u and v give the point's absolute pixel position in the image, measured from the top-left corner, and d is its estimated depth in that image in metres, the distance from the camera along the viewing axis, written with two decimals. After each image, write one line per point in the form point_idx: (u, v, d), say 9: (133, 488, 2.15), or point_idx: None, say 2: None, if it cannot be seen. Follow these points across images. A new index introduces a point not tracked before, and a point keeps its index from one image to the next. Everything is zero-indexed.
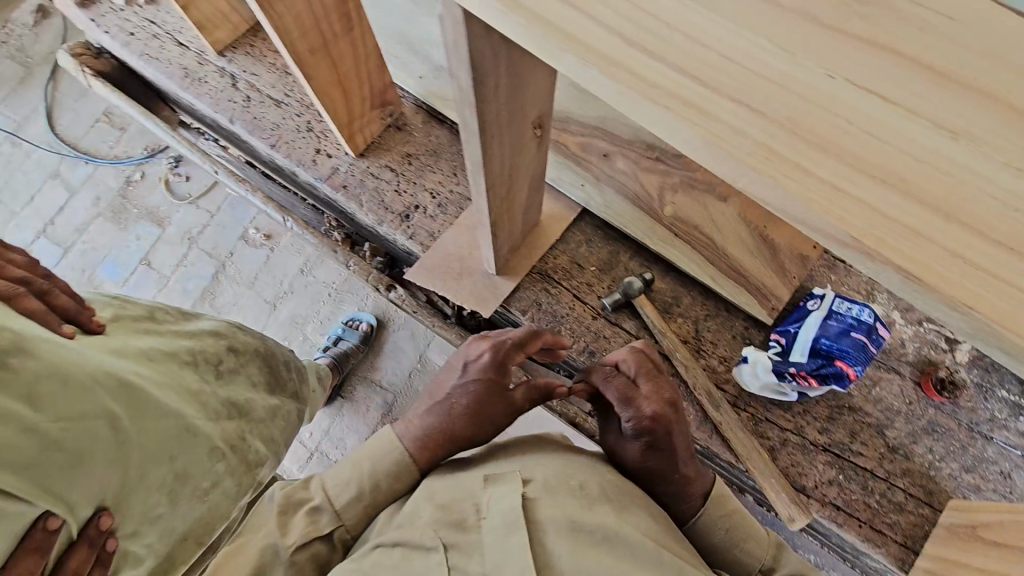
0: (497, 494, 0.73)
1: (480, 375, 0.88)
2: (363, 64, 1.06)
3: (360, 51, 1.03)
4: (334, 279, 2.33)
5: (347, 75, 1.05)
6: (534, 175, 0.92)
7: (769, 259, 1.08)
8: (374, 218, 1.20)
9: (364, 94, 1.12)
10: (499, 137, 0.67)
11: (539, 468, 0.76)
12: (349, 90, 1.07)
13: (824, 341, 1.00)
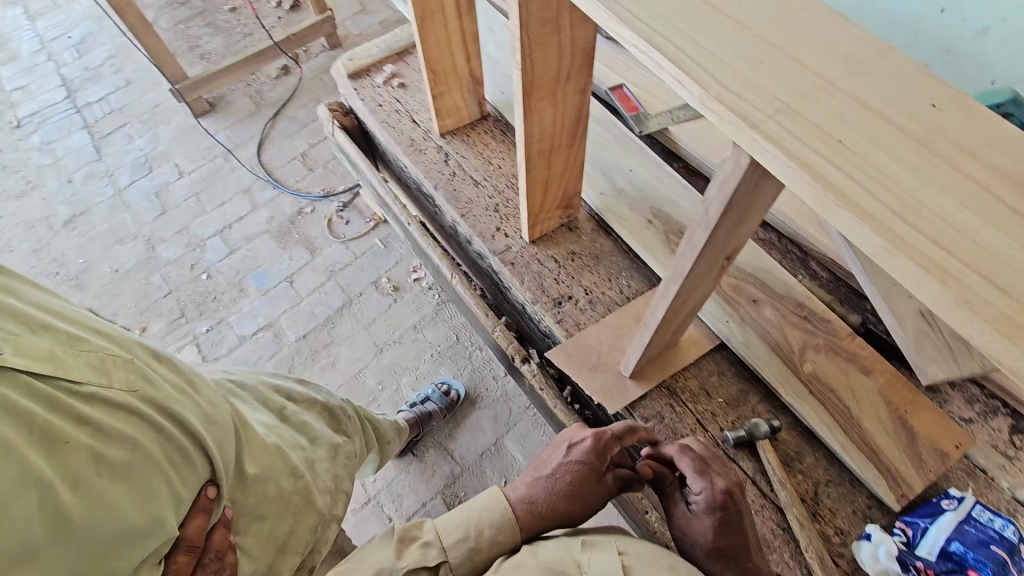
0: (596, 556, 0.86)
1: (580, 460, 1.02)
2: (567, 174, 1.25)
3: (571, 161, 1.22)
4: (440, 343, 2.49)
5: (553, 179, 1.23)
6: (701, 301, 1.01)
7: (906, 444, 1.08)
8: (530, 297, 1.33)
9: (558, 196, 1.30)
10: (704, 259, 0.78)
11: (630, 544, 0.89)
12: (548, 191, 1.25)
13: (958, 545, 0.96)
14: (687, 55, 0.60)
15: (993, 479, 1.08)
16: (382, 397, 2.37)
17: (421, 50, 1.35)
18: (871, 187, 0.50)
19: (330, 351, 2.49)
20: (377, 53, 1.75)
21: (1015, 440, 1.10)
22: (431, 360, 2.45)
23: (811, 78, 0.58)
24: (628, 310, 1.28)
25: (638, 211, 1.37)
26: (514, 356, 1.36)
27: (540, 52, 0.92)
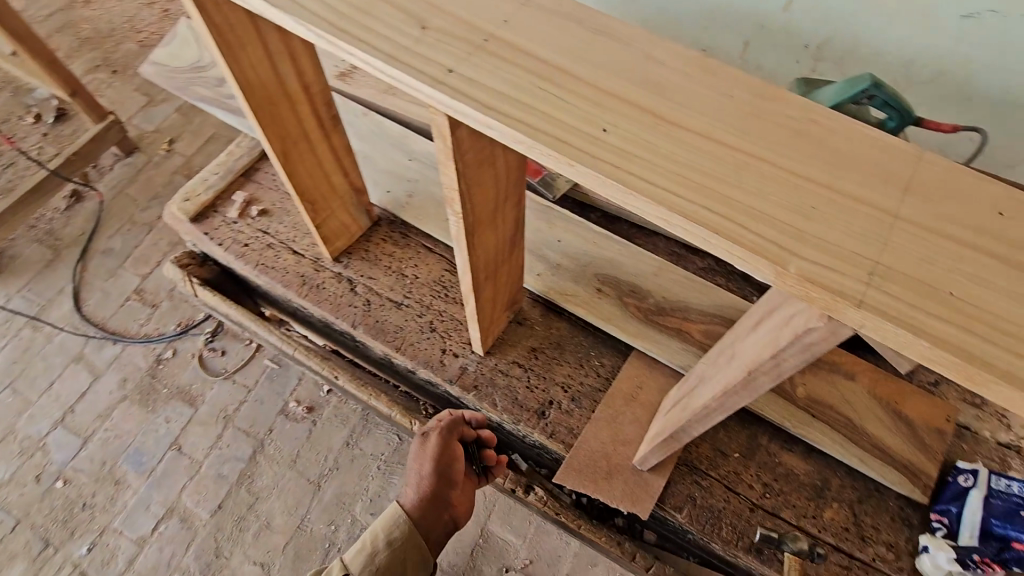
0: None
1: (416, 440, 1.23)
2: (509, 281, 1.11)
3: (512, 267, 1.08)
4: (383, 450, 2.22)
5: (498, 293, 1.08)
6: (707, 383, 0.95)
7: (910, 435, 1.12)
8: (510, 417, 1.19)
9: (505, 301, 1.16)
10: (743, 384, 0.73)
11: None
12: (496, 305, 1.11)
13: (994, 522, 0.99)
14: (732, 220, 0.50)
15: (978, 433, 1.17)
16: (340, 538, 2.09)
17: (289, 183, 1.13)
18: (1014, 349, 0.44)
19: (259, 512, 2.12)
20: (216, 181, 1.44)
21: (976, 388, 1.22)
22: (380, 473, 2.18)
23: (876, 217, 0.50)
24: (613, 395, 1.19)
25: (584, 283, 1.28)
26: (515, 487, 1.21)
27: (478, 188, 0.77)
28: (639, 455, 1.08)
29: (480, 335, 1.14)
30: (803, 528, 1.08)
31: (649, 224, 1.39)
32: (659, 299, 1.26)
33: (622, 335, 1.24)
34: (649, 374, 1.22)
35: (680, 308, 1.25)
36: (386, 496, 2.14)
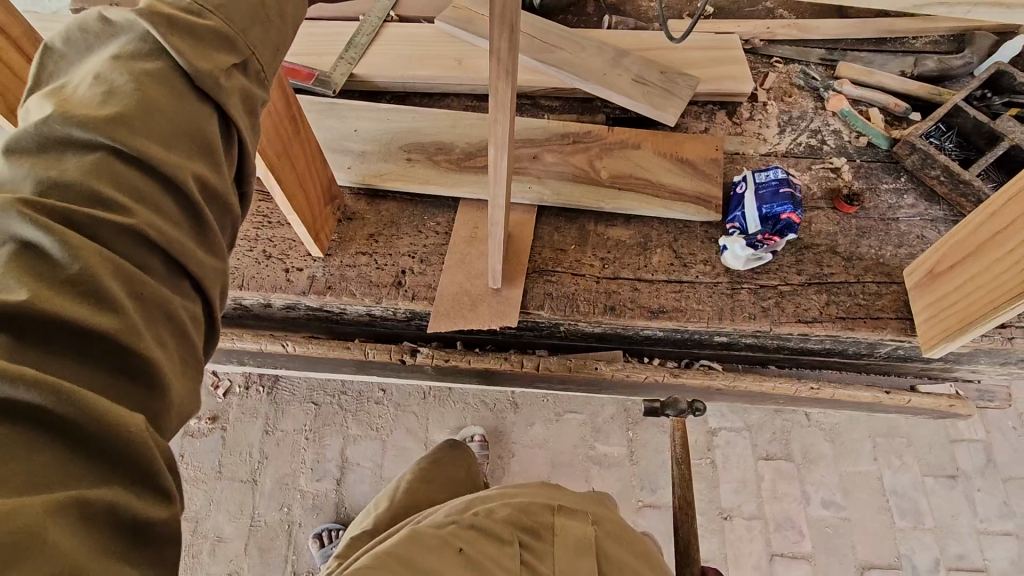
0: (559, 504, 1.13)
1: None
2: (310, 163, 1.13)
3: (307, 144, 1.10)
4: (305, 421, 2.22)
5: (303, 176, 1.10)
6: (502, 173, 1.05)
7: (694, 173, 1.33)
8: (371, 299, 1.24)
9: (320, 188, 1.19)
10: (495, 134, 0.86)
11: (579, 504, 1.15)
12: (308, 191, 1.13)
13: (766, 207, 1.24)
14: None
15: (745, 155, 1.41)
16: (297, 513, 2.12)
17: None
18: None
19: (205, 531, 2.08)
20: None
21: (735, 121, 1.45)
22: (311, 441, 2.20)
23: None
24: (456, 243, 1.29)
25: (393, 159, 1.33)
26: (404, 357, 1.29)
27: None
28: (493, 276, 1.19)
29: (307, 229, 1.16)
30: (640, 278, 1.27)
31: (434, 89, 1.46)
32: (464, 147, 1.34)
33: (444, 189, 1.31)
34: (480, 214, 1.32)
35: (485, 147, 1.34)
36: (326, 457, 2.18)
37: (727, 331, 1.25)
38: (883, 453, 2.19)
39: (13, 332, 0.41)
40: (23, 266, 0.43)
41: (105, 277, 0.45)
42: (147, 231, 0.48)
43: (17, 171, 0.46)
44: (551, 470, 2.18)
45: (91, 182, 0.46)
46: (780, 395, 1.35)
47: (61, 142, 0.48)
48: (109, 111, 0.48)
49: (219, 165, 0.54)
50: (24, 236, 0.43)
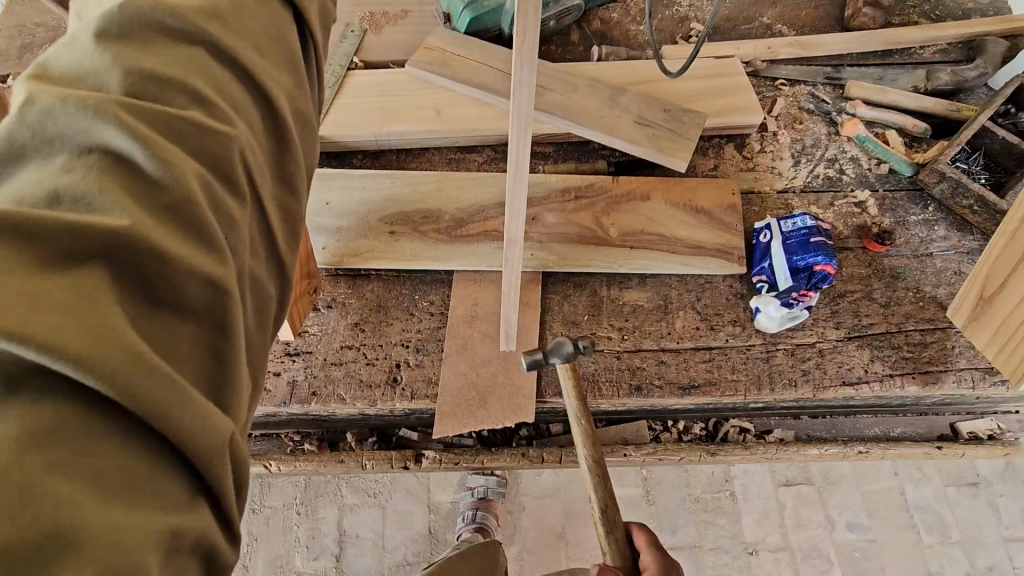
0: None
1: None
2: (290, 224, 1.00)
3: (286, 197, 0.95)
4: (293, 496, 2.02)
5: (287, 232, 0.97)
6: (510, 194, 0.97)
7: (711, 223, 1.20)
8: (364, 402, 1.08)
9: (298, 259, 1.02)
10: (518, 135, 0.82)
11: None
12: None
13: (797, 259, 1.12)
14: None
15: (761, 192, 1.29)
16: None
17: None
18: None
19: None
20: None
21: (745, 155, 1.33)
22: (303, 516, 2.00)
23: None
24: (454, 325, 1.13)
25: (374, 233, 1.17)
26: (407, 463, 1.15)
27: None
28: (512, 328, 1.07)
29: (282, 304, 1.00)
30: (665, 348, 1.13)
31: (412, 143, 1.29)
32: (454, 213, 1.19)
33: (434, 264, 1.15)
34: (478, 288, 1.17)
35: (478, 211, 1.19)
36: (321, 533, 1.98)
37: (766, 400, 1.13)
38: (903, 468, 2.08)
39: (105, 249, 0.37)
40: (113, 176, 0.39)
41: (193, 184, 0.41)
42: (241, 151, 0.45)
43: (99, 59, 0.42)
44: (565, 521, 2.01)
45: (192, 84, 0.44)
46: (820, 457, 1.24)
47: (147, 32, 0.44)
48: (201, 8, 0.47)
49: (299, 80, 0.54)
50: (112, 145, 0.39)
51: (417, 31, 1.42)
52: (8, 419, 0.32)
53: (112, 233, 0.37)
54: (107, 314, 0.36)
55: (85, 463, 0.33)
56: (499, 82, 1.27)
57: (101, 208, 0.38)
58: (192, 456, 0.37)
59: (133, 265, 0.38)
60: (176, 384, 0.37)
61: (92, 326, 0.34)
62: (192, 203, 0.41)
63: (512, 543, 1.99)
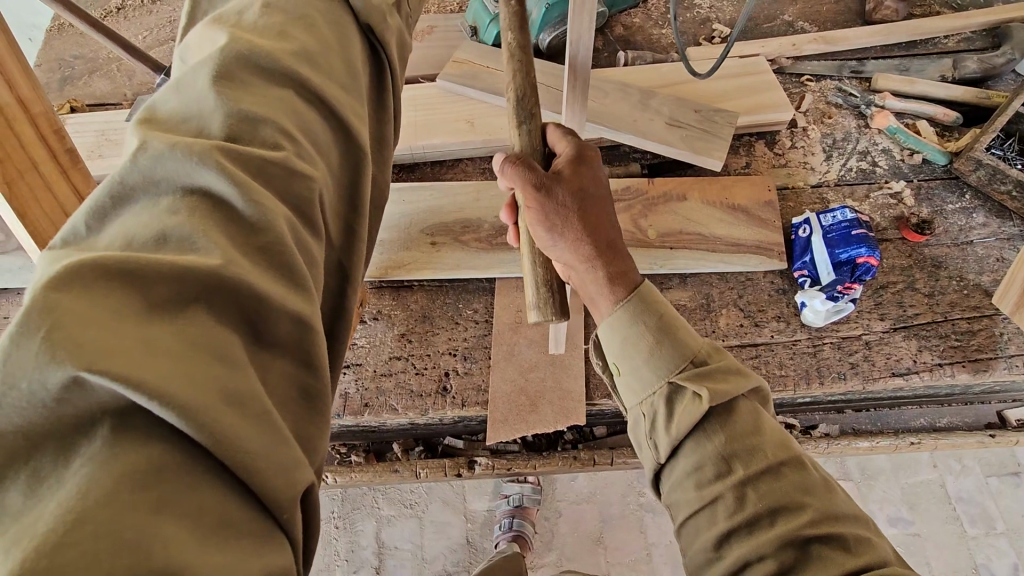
0: (668, 414, 0.67)
1: None
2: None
3: None
4: (332, 509, 2.03)
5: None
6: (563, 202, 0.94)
7: (749, 221, 1.21)
8: (416, 412, 1.09)
9: None
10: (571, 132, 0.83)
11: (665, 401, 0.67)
12: None
13: (839, 251, 1.12)
14: None
15: (795, 187, 1.29)
16: None
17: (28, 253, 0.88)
18: None
19: None
20: None
21: (776, 152, 1.33)
22: (342, 529, 2.00)
23: None
24: (499, 333, 1.14)
25: (416, 245, 1.19)
26: (458, 471, 1.16)
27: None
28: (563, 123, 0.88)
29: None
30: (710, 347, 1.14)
31: (446, 155, 1.31)
32: (493, 222, 1.21)
33: (477, 273, 1.17)
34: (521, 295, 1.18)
35: None
36: (360, 545, 1.98)
37: (815, 394, 1.13)
38: (942, 459, 2.05)
39: (203, 300, 0.36)
40: (214, 222, 0.37)
41: (284, 235, 0.40)
42: (323, 191, 0.44)
43: (206, 99, 0.40)
44: (603, 525, 2.00)
45: (286, 124, 0.42)
46: (869, 450, 1.24)
47: (248, 70, 0.42)
48: (292, 49, 0.45)
49: (381, 110, 0.53)
50: (213, 189, 0.38)
51: (445, 45, 1.45)
52: (115, 459, 0.30)
53: (211, 274, 0.35)
54: (208, 362, 0.35)
55: (190, 503, 0.32)
56: None
57: (197, 248, 0.36)
58: (276, 505, 0.37)
59: (226, 307, 0.37)
60: (270, 430, 0.37)
61: (198, 372, 0.34)
62: (285, 245, 0.40)
63: (552, 550, 1.98)
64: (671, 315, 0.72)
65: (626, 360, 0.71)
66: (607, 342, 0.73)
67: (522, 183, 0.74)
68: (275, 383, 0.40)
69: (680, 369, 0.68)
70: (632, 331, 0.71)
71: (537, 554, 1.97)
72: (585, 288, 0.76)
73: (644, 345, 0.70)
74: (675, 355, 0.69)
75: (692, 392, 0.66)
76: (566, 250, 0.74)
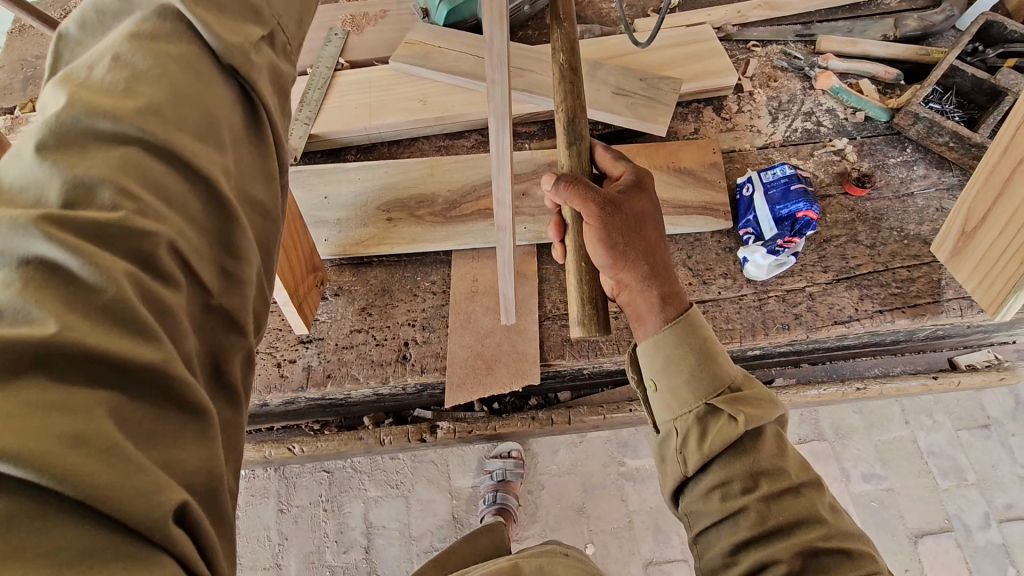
0: (691, 415, 0.72)
1: None
2: (291, 228, 1.03)
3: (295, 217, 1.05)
4: (319, 494, 2.05)
5: (289, 240, 1.02)
6: (504, 186, 0.93)
7: (696, 183, 1.25)
8: (378, 380, 1.13)
9: (302, 259, 1.08)
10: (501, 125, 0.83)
11: (684, 401, 0.73)
12: (294, 264, 1.05)
13: (779, 207, 1.16)
14: None
15: (740, 150, 1.33)
16: None
17: None
18: None
19: None
20: None
21: (723, 117, 1.37)
22: (330, 513, 2.02)
23: None
24: (456, 302, 1.18)
25: (373, 221, 1.22)
26: (422, 435, 1.20)
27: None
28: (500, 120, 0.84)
29: (291, 300, 1.06)
30: None
31: (400, 135, 1.34)
32: (446, 196, 1.24)
33: (432, 246, 1.20)
34: (478, 264, 1.22)
35: (470, 192, 1.25)
36: (349, 527, 2.01)
37: (762, 345, 1.18)
38: (913, 415, 2.06)
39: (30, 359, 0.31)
40: (47, 285, 0.33)
41: (130, 274, 0.35)
42: (185, 227, 0.39)
43: (27, 160, 0.36)
44: (585, 495, 2.05)
45: (126, 186, 0.37)
46: (821, 398, 1.28)
47: (84, 136, 0.37)
48: (139, 106, 0.39)
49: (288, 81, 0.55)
50: (45, 253, 0.33)
51: (397, 28, 1.47)
52: None
53: (36, 340, 0.31)
54: (50, 419, 0.30)
55: (44, 555, 0.28)
56: (478, 67, 1.32)
57: (21, 311, 0.32)
58: (154, 533, 0.32)
59: (69, 364, 0.32)
60: (131, 468, 0.32)
61: (34, 430, 0.30)
62: (134, 286, 0.35)
63: (535, 522, 2.01)
64: (711, 339, 0.77)
65: (668, 377, 0.75)
66: (645, 360, 0.78)
67: (578, 199, 0.83)
68: (148, 426, 0.35)
69: (716, 393, 0.72)
70: (682, 339, 0.76)
71: (521, 526, 2.01)
72: (636, 305, 0.82)
73: (684, 364, 0.75)
74: (714, 380, 0.73)
75: (728, 415, 0.69)
76: (618, 257, 0.82)
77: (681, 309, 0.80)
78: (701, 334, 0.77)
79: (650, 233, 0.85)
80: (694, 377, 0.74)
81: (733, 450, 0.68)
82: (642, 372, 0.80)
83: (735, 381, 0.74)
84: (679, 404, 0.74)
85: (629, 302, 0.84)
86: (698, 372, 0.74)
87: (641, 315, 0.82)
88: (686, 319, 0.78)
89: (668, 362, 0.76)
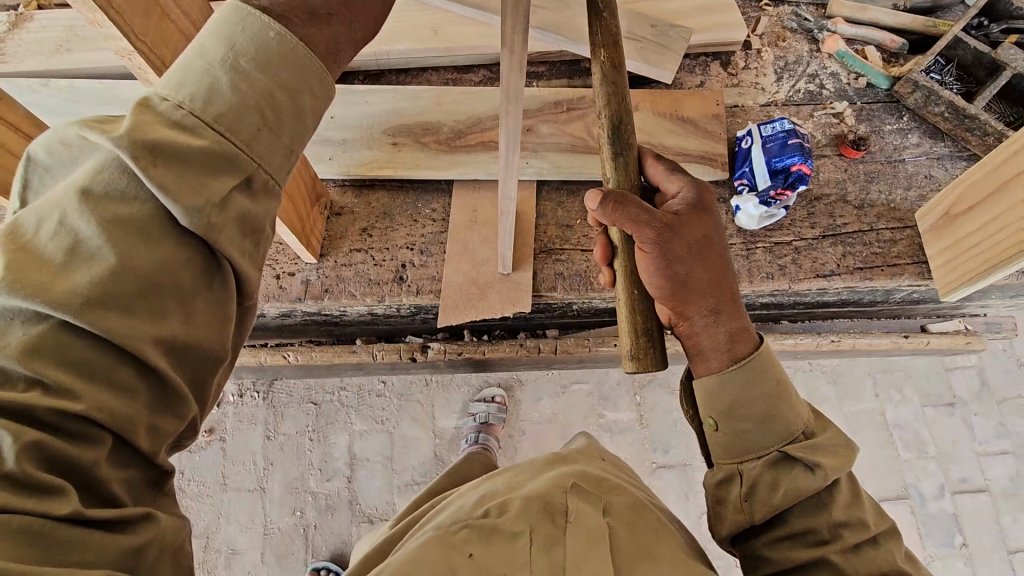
0: (760, 458, 0.71)
1: None
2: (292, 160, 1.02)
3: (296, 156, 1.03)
4: (306, 424, 2.10)
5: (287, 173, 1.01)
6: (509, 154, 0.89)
7: (696, 132, 1.27)
8: (374, 299, 1.17)
9: (303, 185, 1.09)
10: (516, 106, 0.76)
11: (753, 446, 0.72)
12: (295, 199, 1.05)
13: (775, 160, 1.18)
14: None
15: (740, 106, 1.36)
16: (312, 520, 2.01)
17: None
18: None
19: (216, 545, 1.98)
20: None
21: (730, 72, 1.39)
22: (316, 442, 2.08)
23: None
24: (455, 230, 1.21)
25: (377, 144, 1.24)
26: (414, 356, 1.26)
27: (155, 33, 0.71)
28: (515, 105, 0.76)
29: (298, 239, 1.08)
30: None
31: (408, 63, 1.35)
32: (452, 125, 1.26)
33: (435, 173, 1.23)
34: (477, 195, 1.25)
35: (475, 123, 1.26)
36: (332, 457, 2.07)
37: (745, 293, 1.23)
38: (883, 389, 2.09)
39: None
40: None
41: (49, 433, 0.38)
42: (109, 400, 0.40)
43: None
44: (562, 441, 2.12)
45: (40, 370, 0.38)
46: (796, 349, 1.35)
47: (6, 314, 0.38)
48: (65, 284, 0.38)
49: None
50: None
51: None
52: None
53: None
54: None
55: None
56: None
57: None
58: None
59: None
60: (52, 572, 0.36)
61: None
62: (52, 443, 0.38)
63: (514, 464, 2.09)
64: (783, 375, 0.75)
65: (732, 423, 0.73)
66: (707, 401, 0.75)
67: (631, 225, 0.74)
68: (63, 538, 0.38)
69: (787, 442, 0.70)
70: (755, 383, 0.73)
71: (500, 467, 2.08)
72: (699, 342, 0.77)
73: (755, 411, 0.72)
74: (784, 428, 0.71)
75: (803, 465, 0.68)
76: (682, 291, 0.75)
77: (750, 347, 0.76)
78: (773, 376, 0.74)
79: (713, 260, 0.78)
80: (764, 423, 0.72)
81: (811, 501, 0.68)
82: (702, 411, 0.76)
83: (807, 427, 0.72)
84: (749, 449, 0.72)
85: (690, 337, 0.78)
86: (768, 420, 0.72)
87: (705, 352, 0.77)
88: (759, 360, 0.74)
89: (733, 406, 0.73)
